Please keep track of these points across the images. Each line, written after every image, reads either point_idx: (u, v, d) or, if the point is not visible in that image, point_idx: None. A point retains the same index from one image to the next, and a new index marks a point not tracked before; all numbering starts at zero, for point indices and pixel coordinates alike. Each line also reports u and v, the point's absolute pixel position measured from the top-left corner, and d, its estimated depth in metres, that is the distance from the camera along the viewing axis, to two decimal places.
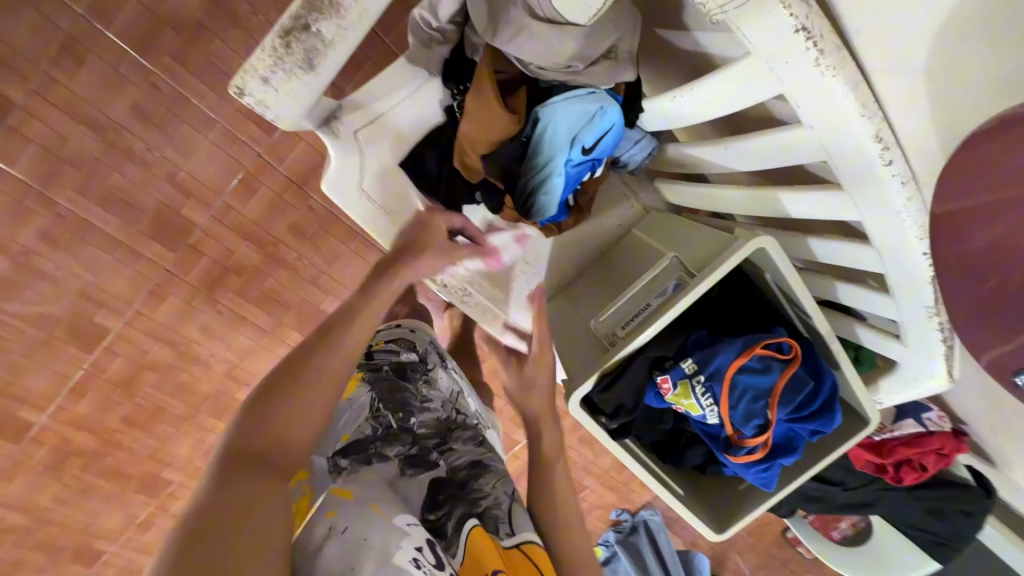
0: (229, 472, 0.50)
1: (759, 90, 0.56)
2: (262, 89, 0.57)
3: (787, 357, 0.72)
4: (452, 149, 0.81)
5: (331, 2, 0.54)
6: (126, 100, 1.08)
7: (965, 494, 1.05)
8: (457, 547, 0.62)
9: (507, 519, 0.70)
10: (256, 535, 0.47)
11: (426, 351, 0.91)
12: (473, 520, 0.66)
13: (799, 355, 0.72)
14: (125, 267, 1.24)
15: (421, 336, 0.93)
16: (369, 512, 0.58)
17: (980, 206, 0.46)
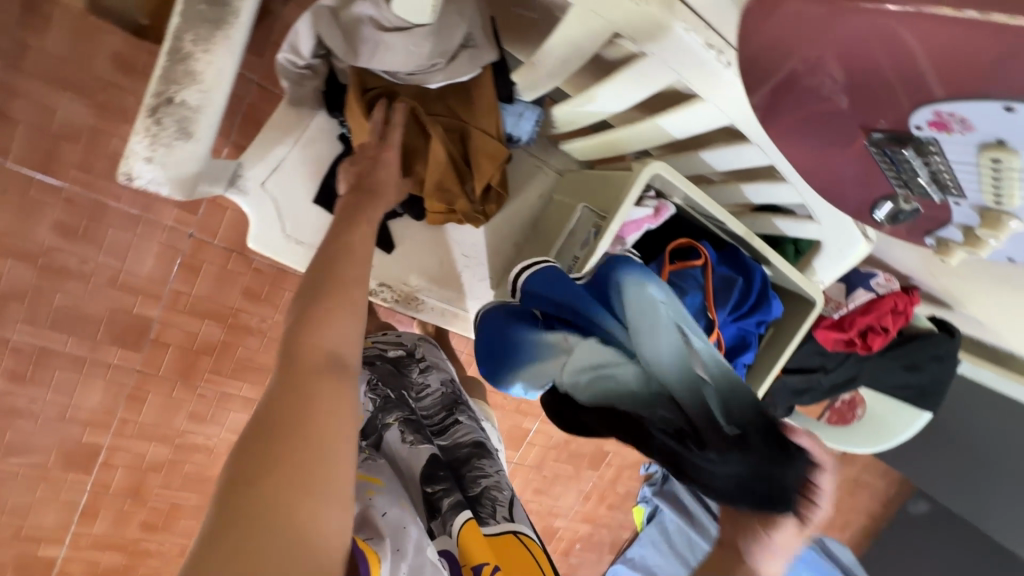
0: (296, 378, 0.50)
1: (595, 31, 0.62)
2: (149, 169, 0.60)
3: (702, 264, 0.78)
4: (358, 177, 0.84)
5: (185, 71, 0.57)
6: (45, 223, 1.10)
7: (929, 340, 1.12)
8: (450, 527, 0.62)
9: (506, 503, 0.70)
10: (324, 420, 0.49)
11: (415, 345, 0.94)
12: (466, 512, 0.63)
13: (709, 259, 0.78)
14: (98, 380, 1.25)
15: (408, 335, 0.96)
16: (404, 499, 0.63)
17: (797, 62, 0.49)
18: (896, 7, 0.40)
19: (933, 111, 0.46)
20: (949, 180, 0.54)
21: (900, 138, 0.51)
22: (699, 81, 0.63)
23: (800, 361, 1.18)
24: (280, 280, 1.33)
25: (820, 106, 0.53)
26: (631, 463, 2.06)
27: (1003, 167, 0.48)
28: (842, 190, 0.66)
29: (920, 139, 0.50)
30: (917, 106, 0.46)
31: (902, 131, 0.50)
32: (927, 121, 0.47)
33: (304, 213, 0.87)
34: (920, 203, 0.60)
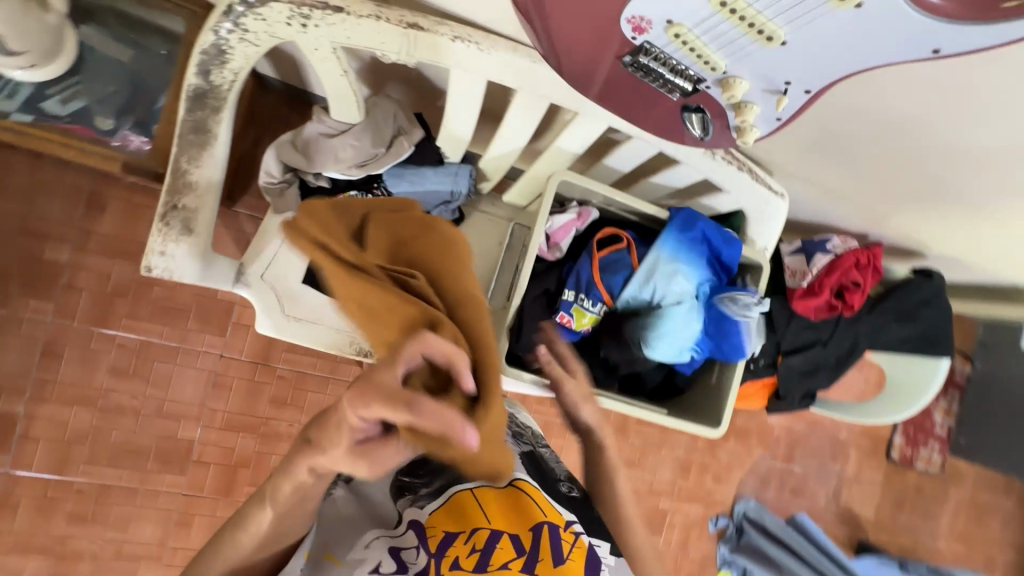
0: None
1: (475, 91, 0.80)
2: (163, 260, 0.78)
3: (624, 245, 0.94)
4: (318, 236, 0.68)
5: (185, 184, 0.78)
6: (103, 369, 1.30)
7: (912, 287, 1.12)
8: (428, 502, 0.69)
9: None
10: None
11: None
12: (455, 484, 0.70)
13: (629, 239, 0.94)
14: (149, 511, 1.35)
15: None
16: (323, 564, 0.60)
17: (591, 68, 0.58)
18: None
19: (627, 19, 0.51)
20: (687, 69, 0.57)
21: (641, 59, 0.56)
22: (566, 97, 0.80)
23: (796, 340, 1.18)
24: (302, 384, 1.45)
25: (606, 69, 0.58)
26: (697, 521, 1.88)
27: (688, 38, 0.52)
28: (661, 121, 0.67)
29: (642, 45, 0.54)
30: (616, 25, 0.51)
31: (632, 52, 0.55)
32: (632, 32, 0.52)
33: (300, 294, 1.04)
34: (705, 103, 0.62)
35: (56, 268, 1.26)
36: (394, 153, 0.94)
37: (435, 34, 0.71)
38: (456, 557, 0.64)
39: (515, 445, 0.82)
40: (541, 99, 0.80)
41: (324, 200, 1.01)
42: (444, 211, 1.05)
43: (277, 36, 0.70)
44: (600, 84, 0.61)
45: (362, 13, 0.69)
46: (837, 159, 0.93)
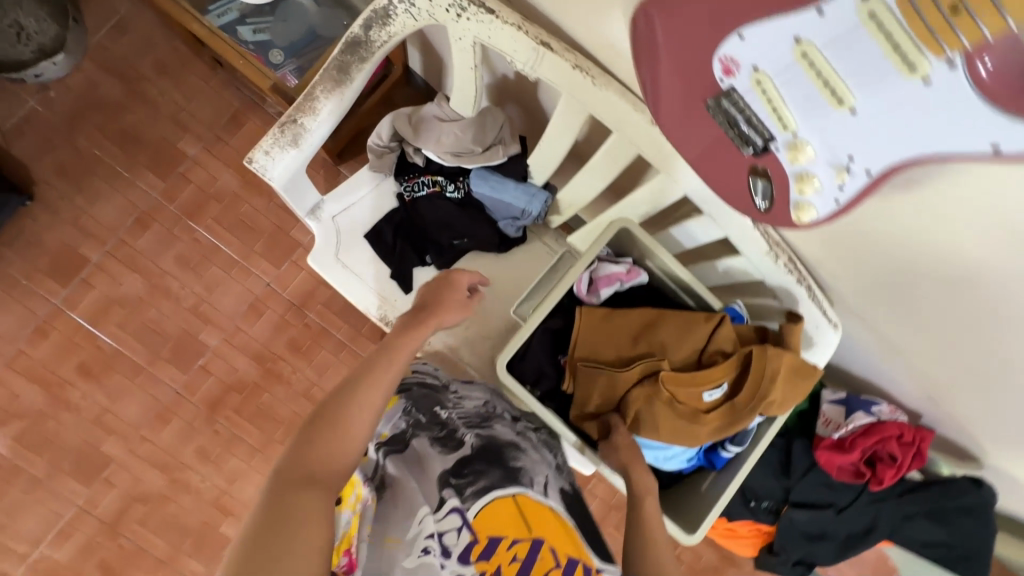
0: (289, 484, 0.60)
1: (579, 115, 0.88)
2: (264, 159, 0.89)
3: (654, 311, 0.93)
4: (755, 377, 0.82)
5: (309, 107, 0.89)
6: (172, 253, 1.44)
7: (955, 486, 1.00)
8: (474, 505, 0.73)
9: (541, 481, 0.81)
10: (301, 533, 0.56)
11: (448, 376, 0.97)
12: (498, 489, 0.76)
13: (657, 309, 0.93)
14: (141, 392, 1.42)
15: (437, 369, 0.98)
16: (387, 547, 0.69)
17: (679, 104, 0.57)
18: None
19: (722, 56, 0.48)
20: (762, 124, 0.51)
21: (724, 107, 0.52)
22: (653, 152, 0.85)
23: (807, 495, 1.08)
24: (320, 339, 1.51)
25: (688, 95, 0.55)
26: None
27: (769, 89, 0.47)
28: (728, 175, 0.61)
29: (728, 89, 0.50)
30: (712, 54, 0.49)
31: (719, 89, 0.51)
32: (722, 73, 0.49)
33: (355, 245, 1.12)
34: (774, 169, 0.55)
35: (180, 157, 1.45)
36: (486, 155, 1.03)
37: (559, 57, 0.80)
38: (498, 563, 0.70)
39: (558, 479, 0.85)
40: (632, 145, 0.86)
41: (412, 175, 1.11)
42: (509, 225, 1.12)
43: (435, 18, 0.82)
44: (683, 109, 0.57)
45: (506, 21, 0.79)
46: (897, 315, 0.87)
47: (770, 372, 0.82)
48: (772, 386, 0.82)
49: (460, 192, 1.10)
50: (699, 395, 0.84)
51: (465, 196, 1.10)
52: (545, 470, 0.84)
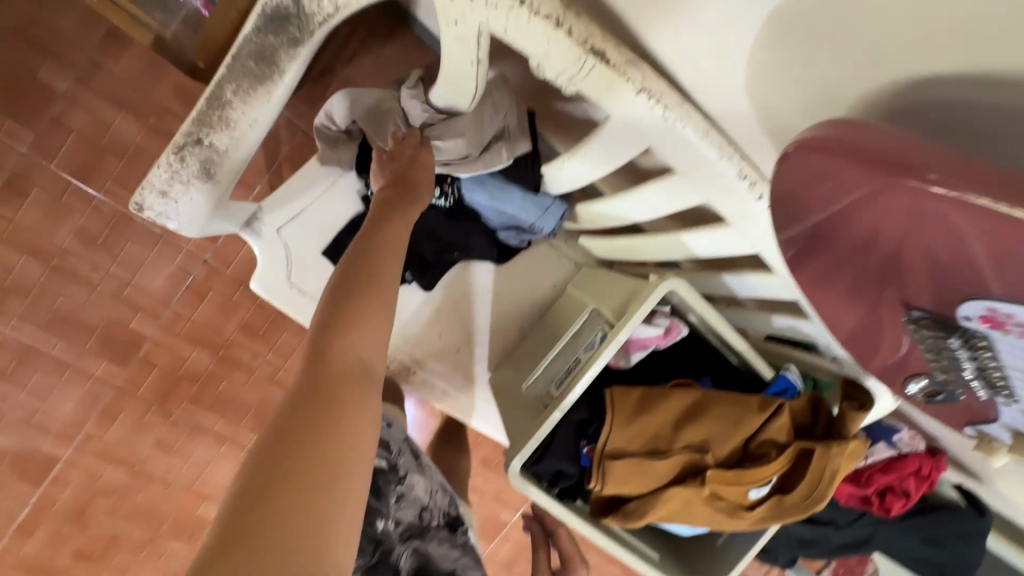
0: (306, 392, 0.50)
1: (629, 145, 0.60)
2: (161, 203, 0.61)
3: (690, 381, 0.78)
4: (806, 475, 0.72)
5: (220, 118, 0.58)
6: (69, 226, 1.12)
7: (957, 516, 1.01)
8: None
9: None
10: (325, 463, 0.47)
11: (399, 453, 0.84)
12: None
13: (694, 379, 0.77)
14: (74, 388, 1.22)
15: (396, 433, 0.85)
16: None
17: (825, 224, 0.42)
18: (943, 191, 0.33)
19: (987, 306, 0.38)
20: (1007, 378, 0.45)
21: (944, 323, 0.43)
22: (729, 208, 0.60)
23: (811, 511, 1.05)
24: (280, 320, 1.31)
25: (818, 242, 0.45)
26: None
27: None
28: (862, 338, 0.52)
29: (969, 331, 0.41)
30: (969, 297, 0.39)
31: (949, 317, 0.42)
32: (979, 319, 0.40)
33: (313, 265, 0.87)
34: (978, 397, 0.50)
35: (47, 93, 1.04)
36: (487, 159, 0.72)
37: (618, 73, 0.51)
38: None
39: None
40: (699, 194, 0.61)
41: None
42: (512, 237, 0.87)
43: None
44: (803, 249, 0.47)
45: (538, 11, 0.48)
46: None
47: (826, 472, 0.71)
48: (827, 487, 0.72)
49: (450, 201, 0.81)
50: (745, 491, 0.72)
51: (455, 204, 0.82)
52: None
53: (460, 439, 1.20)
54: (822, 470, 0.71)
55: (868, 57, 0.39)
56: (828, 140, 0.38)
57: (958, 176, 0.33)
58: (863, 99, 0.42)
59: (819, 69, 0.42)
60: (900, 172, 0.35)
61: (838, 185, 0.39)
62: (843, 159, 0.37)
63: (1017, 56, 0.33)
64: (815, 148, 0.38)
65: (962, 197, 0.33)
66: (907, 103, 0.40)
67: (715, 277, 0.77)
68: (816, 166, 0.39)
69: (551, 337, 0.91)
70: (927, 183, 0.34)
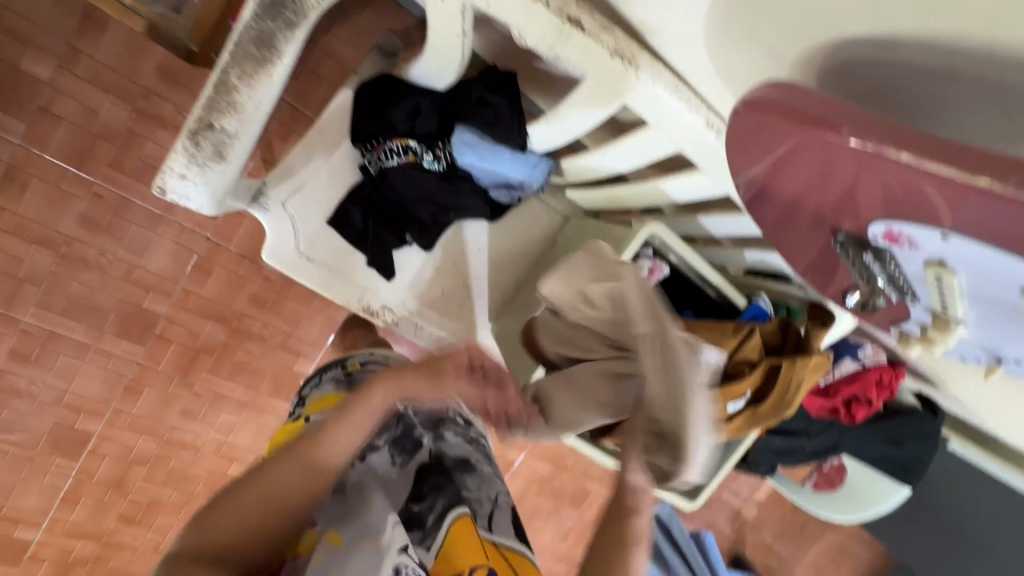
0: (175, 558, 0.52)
1: (606, 104, 0.66)
2: (181, 185, 0.66)
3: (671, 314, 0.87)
4: (776, 385, 0.83)
5: (228, 102, 0.62)
6: (72, 213, 1.15)
7: (915, 418, 1.14)
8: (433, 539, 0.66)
9: (486, 515, 0.72)
10: None
11: (402, 367, 0.94)
12: (457, 511, 0.69)
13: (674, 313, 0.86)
14: (98, 368, 1.29)
15: (394, 358, 0.96)
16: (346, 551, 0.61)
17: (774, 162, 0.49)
18: (855, 143, 0.41)
19: (886, 225, 0.47)
20: (913, 290, 0.54)
21: (864, 245, 0.52)
22: (698, 154, 0.67)
23: (786, 424, 1.17)
24: (286, 290, 1.37)
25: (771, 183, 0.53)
26: (612, 506, 2.01)
27: (947, 282, 0.49)
28: (817, 267, 0.61)
29: (878, 246, 0.51)
30: (873, 220, 0.47)
31: (863, 237, 0.51)
32: (883, 236, 0.49)
33: (319, 234, 0.93)
34: (899, 310, 0.60)
35: (31, 82, 1.05)
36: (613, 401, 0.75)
37: (591, 38, 0.56)
38: None
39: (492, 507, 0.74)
40: (670, 143, 0.68)
41: (376, 142, 0.87)
42: (503, 195, 0.92)
43: None
44: (760, 187, 0.55)
45: None
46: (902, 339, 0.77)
47: (793, 382, 0.83)
48: (794, 395, 0.83)
49: (443, 163, 0.87)
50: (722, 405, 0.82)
51: (449, 167, 0.88)
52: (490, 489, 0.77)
53: None
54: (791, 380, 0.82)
55: (806, 20, 0.45)
56: (765, 101, 0.45)
57: (866, 129, 0.41)
58: (806, 56, 0.48)
59: (768, 30, 0.48)
60: (822, 128, 0.42)
61: (777, 138, 0.46)
62: (776, 117, 0.44)
63: (924, 22, 0.40)
64: (755, 107, 0.45)
65: (870, 147, 0.41)
66: (840, 58, 0.47)
67: (690, 219, 0.85)
68: (758, 123, 0.46)
69: None
70: (840, 137, 0.42)
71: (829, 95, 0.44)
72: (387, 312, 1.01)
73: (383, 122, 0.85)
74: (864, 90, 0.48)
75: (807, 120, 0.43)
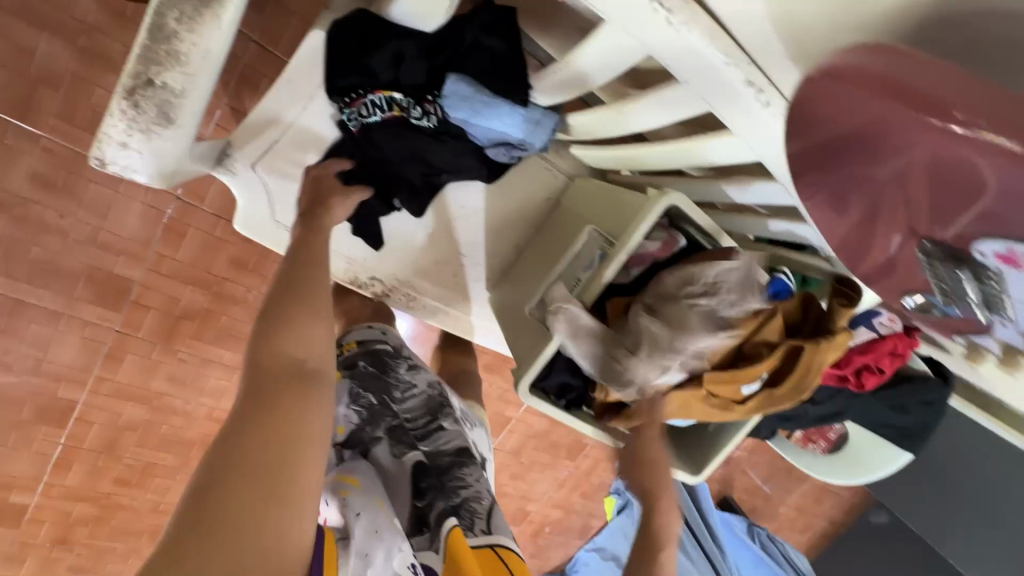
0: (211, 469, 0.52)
1: (629, 54, 0.56)
2: (125, 154, 0.56)
3: None
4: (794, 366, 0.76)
5: (169, 54, 0.51)
6: (22, 171, 1.04)
7: (925, 385, 1.10)
8: (438, 543, 0.65)
9: (484, 516, 0.74)
10: (229, 513, 0.50)
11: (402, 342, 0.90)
12: (450, 519, 0.68)
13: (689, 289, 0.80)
14: (74, 336, 1.22)
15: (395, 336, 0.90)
16: (375, 504, 0.65)
17: (842, 137, 0.40)
18: (961, 129, 0.33)
19: (1006, 246, 0.37)
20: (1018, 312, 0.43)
21: (957, 256, 0.41)
22: (733, 116, 0.57)
23: None
24: (269, 252, 1.28)
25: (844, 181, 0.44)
26: (608, 457, 2.04)
27: None
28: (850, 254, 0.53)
29: (982, 261, 0.39)
30: (965, 232, 0.38)
31: (961, 249, 0.40)
32: (1002, 249, 0.37)
33: (297, 201, 0.84)
34: (980, 328, 0.50)
35: None
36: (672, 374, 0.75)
37: None
38: None
39: (485, 505, 0.75)
40: (700, 102, 0.58)
41: (356, 94, 0.75)
42: (501, 154, 0.81)
43: None
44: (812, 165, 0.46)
45: None
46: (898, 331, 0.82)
47: (815, 364, 0.76)
48: (813, 377, 0.77)
49: (434, 121, 0.77)
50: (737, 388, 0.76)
51: (442, 125, 0.78)
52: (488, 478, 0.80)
53: (464, 353, 1.25)
54: (816, 357, 0.75)
55: None
56: (852, 68, 0.36)
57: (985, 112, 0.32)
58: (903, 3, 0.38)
59: None
60: (925, 108, 0.34)
61: (864, 119, 0.38)
62: (867, 90, 0.36)
63: None
64: (840, 75, 0.37)
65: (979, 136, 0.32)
66: (947, 6, 0.36)
67: (713, 185, 0.76)
68: (842, 97, 0.38)
69: (552, 256, 0.91)
70: (949, 123, 0.33)
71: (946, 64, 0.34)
72: (374, 283, 0.95)
73: (363, 71, 0.72)
74: (981, 59, 0.37)
75: (911, 95, 0.34)
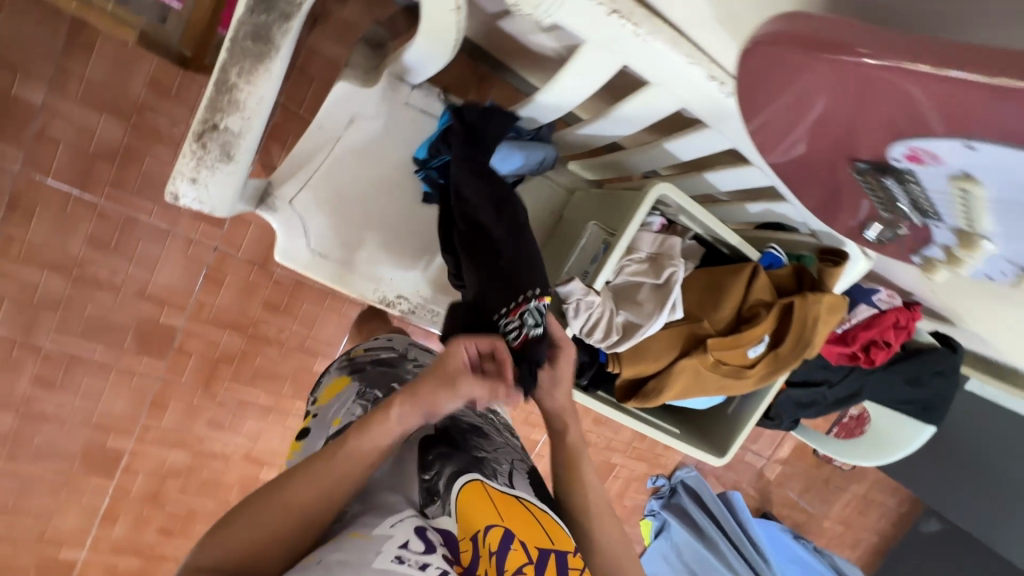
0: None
1: (606, 65, 0.66)
2: (192, 189, 0.66)
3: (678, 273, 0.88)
4: (792, 324, 0.83)
5: (229, 101, 0.62)
6: (80, 236, 1.16)
7: (934, 355, 1.15)
8: (449, 502, 0.67)
9: (505, 473, 0.75)
10: None
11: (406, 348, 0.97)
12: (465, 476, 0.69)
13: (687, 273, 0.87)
14: (122, 386, 1.31)
15: (399, 341, 1.00)
16: (350, 539, 0.59)
17: (795, 96, 0.49)
18: (872, 60, 0.40)
19: (909, 146, 0.47)
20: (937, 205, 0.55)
21: (883, 170, 0.53)
22: (705, 109, 0.67)
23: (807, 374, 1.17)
24: (298, 293, 1.38)
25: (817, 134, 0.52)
26: (638, 476, 2.03)
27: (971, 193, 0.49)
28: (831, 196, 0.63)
29: (898, 168, 0.51)
30: (893, 140, 0.48)
31: (885, 161, 0.52)
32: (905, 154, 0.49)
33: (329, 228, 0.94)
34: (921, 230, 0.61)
35: (25, 109, 1.05)
36: (667, 310, 0.78)
37: None
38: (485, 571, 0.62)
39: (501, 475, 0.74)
40: (674, 100, 0.67)
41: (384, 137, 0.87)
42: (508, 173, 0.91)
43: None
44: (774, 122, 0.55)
45: None
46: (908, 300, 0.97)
47: (811, 319, 0.82)
48: (813, 333, 0.83)
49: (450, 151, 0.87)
50: (743, 352, 0.82)
51: None
52: (507, 451, 0.82)
53: None
54: (810, 308, 0.82)
55: None
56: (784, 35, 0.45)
57: (884, 46, 0.40)
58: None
59: None
60: (836, 51, 0.42)
61: (805, 80, 0.46)
62: (802, 50, 0.44)
63: None
64: (774, 40, 0.45)
65: (887, 63, 0.40)
66: None
67: (698, 177, 0.85)
68: (785, 59, 0.46)
69: (560, 259, 0.99)
70: (858, 56, 0.41)
71: (846, 22, 0.43)
72: (398, 300, 1.02)
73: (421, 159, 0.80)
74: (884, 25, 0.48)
75: (835, 48, 0.42)
